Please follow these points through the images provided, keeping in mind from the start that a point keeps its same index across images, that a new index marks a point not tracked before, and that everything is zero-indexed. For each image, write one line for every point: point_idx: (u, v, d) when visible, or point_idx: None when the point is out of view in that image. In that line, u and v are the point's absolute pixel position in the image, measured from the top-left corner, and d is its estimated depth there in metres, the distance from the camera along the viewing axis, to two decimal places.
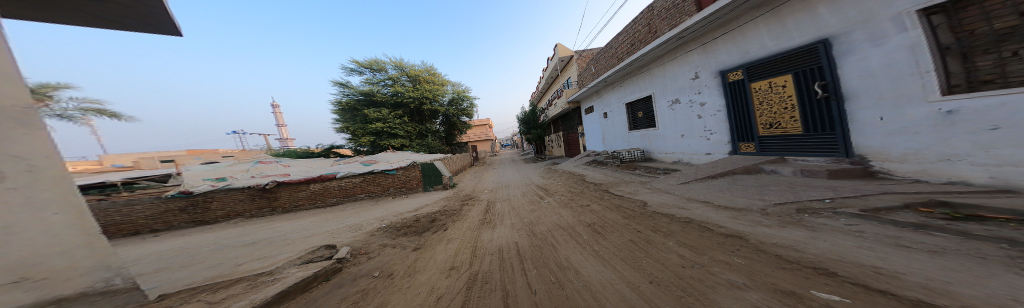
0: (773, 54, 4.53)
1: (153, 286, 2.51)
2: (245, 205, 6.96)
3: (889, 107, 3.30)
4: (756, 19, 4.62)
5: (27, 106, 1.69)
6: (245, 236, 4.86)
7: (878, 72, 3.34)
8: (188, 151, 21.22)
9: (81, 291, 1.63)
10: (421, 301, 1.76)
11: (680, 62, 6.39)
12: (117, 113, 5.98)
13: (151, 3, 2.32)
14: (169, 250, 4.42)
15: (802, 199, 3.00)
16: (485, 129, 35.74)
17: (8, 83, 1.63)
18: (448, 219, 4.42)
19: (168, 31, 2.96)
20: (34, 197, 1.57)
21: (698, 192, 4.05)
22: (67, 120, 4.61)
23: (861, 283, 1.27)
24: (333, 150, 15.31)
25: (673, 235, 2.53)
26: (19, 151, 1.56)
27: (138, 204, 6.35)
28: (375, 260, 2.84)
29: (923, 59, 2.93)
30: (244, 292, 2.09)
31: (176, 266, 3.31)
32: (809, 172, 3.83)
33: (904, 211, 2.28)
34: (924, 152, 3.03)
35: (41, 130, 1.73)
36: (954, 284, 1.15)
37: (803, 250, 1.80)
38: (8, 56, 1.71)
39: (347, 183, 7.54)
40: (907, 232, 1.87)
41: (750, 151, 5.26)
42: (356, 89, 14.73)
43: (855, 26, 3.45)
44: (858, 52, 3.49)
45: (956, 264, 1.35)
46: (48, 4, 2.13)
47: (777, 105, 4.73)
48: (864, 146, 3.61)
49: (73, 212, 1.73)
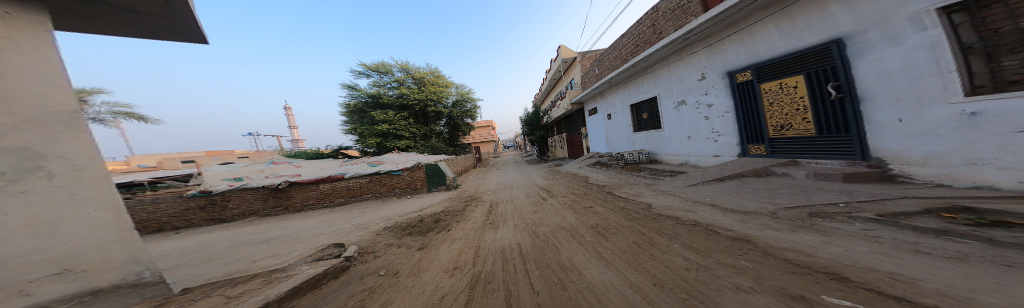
0: (784, 54, 4.42)
1: (177, 280, 2.66)
2: (259, 204, 7.21)
3: (908, 108, 3.17)
4: (764, 19, 4.53)
5: (75, 111, 1.88)
6: (258, 234, 5.05)
7: (895, 73, 3.22)
8: (205, 152, 22.31)
9: (115, 283, 1.81)
10: (424, 300, 1.80)
11: (685, 62, 6.32)
12: (144, 116, 6.37)
13: (182, 14, 2.48)
14: (189, 246, 4.65)
15: (814, 202, 2.91)
16: (487, 131, 36.15)
17: (52, 88, 1.79)
18: (451, 220, 4.47)
19: (195, 40, 3.15)
20: (76, 195, 1.74)
21: (705, 194, 3.97)
22: (100, 123, 4.97)
23: (876, 289, 1.23)
24: (341, 151, 15.81)
25: (678, 237, 2.49)
26: (66, 152, 1.74)
27: (163, 202, 6.69)
28: (380, 259, 2.91)
29: (943, 59, 2.82)
30: (259, 287, 2.18)
31: (196, 262, 3.47)
32: (822, 175, 3.70)
33: (924, 217, 2.18)
34: (947, 156, 2.90)
35: (86, 132, 1.91)
36: (975, 291, 1.11)
37: (814, 254, 1.76)
38: (58, 66, 1.89)
39: (355, 183, 7.73)
40: (927, 238, 1.80)
41: (760, 153, 5.13)
42: (363, 91, 15.12)
43: (870, 26, 3.35)
44: (872, 52, 3.38)
45: (978, 271, 1.29)
46: (94, 18, 2.33)
47: (788, 107, 4.61)
48: (882, 148, 3.47)
49: (111, 209, 1.88)
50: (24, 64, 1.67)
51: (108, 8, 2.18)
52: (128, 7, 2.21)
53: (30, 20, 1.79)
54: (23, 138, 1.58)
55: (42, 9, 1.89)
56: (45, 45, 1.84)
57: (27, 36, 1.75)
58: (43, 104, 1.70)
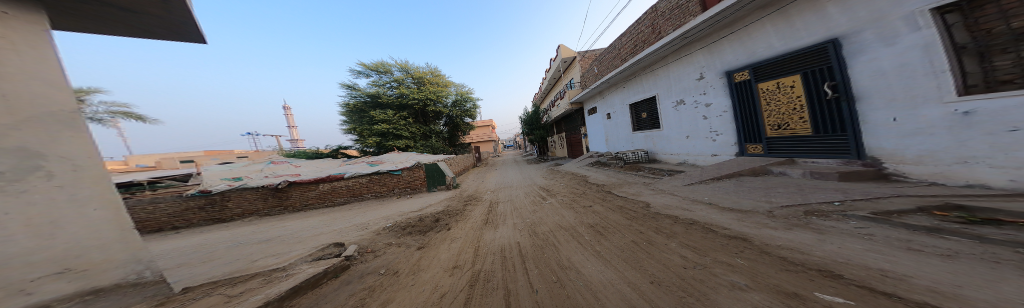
0: (781, 54, 4.44)
1: (178, 279, 2.67)
2: (259, 204, 7.20)
3: (903, 107, 3.20)
4: (762, 19, 4.55)
5: (74, 111, 1.88)
6: (258, 234, 5.06)
7: (890, 72, 3.25)
8: (205, 151, 22.31)
9: (115, 282, 1.82)
10: (424, 299, 1.81)
11: (684, 62, 6.34)
12: (142, 116, 6.35)
13: (181, 14, 2.48)
14: (189, 246, 4.65)
15: (811, 201, 2.94)
16: (487, 130, 36.14)
17: (50, 88, 1.79)
18: (451, 219, 4.49)
19: (195, 39, 3.16)
20: (77, 194, 1.75)
21: (703, 193, 4.00)
22: (98, 123, 4.96)
23: (867, 286, 1.26)
24: (341, 151, 15.83)
25: (676, 236, 2.52)
26: (65, 152, 1.75)
27: (162, 202, 6.69)
28: (380, 258, 2.92)
29: (937, 59, 2.85)
30: (259, 287, 2.19)
31: (197, 261, 3.48)
32: (819, 174, 3.73)
33: (917, 215, 2.21)
34: (940, 155, 2.94)
35: (86, 132, 1.91)
36: (964, 287, 1.13)
37: (809, 252, 1.79)
38: (56, 66, 1.89)
39: (354, 183, 7.74)
40: (918, 236, 1.83)
41: (757, 153, 5.17)
42: (363, 91, 15.08)
43: (865, 26, 3.37)
44: (868, 52, 3.40)
45: (968, 268, 1.32)
46: (93, 18, 2.33)
47: (785, 106, 4.64)
48: (878, 147, 3.50)
49: (112, 207, 1.89)
50: (22, 64, 1.67)
51: (105, 6, 2.17)
52: (125, 6, 2.20)
53: (27, 20, 1.79)
54: (22, 137, 1.58)
55: (38, 8, 1.88)
56: (43, 44, 1.84)
57: (25, 35, 1.75)
58: (42, 104, 1.71)
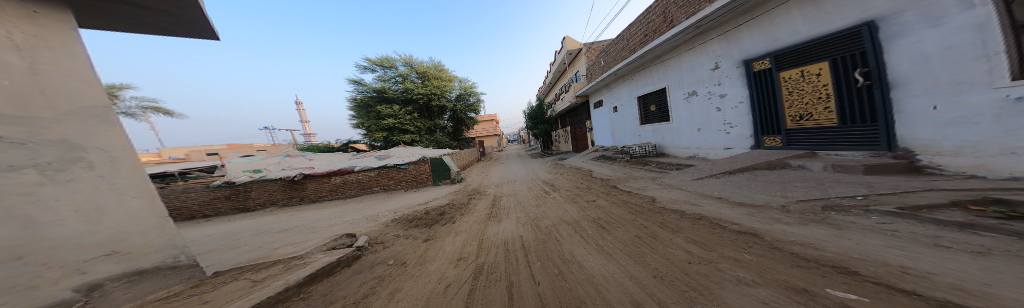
0: (807, 40, 4.15)
1: (211, 263, 2.91)
2: (278, 195, 7.61)
3: (945, 94, 2.93)
4: (787, 2, 4.24)
5: (107, 106, 2.04)
6: (278, 223, 5.37)
7: (933, 57, 2.97)
8: (227, 145, 23.67)
9: (155, 265, 2.02)
10: (430, 289, 1.89)
11: (698, 51, 6.03)
12: (170, 111, 6.76)
13: (192, 11, 2.58)
14: (217, 233, 5.01)
15: (830, 196, 2.78)
16: (492, 125, 36.32)
17: (81, 84, 1.93)
18: (456, 212, 4.59)
19: (206, 35, 3.29)
20: (116, 184, 1.92)
21: (713, 188, 3.87)
22: (130, 117, 5.34)
23: (885, 283, 1.19)
24: (350, 145, 16.37)
25: (682, 231, 2.46)
26: (101, 144, 1.90)
27: (193, 191, 7.19)
28: (389, 249, 3.04)
29: (992, 39, 2.59)
30: (280, 273, 2.34)
31: (225, 248, 3.76)
32: (842, 167, 3.50)
33: (949, 210, 2.05)
34: (983, 145, 2.69)
35: (117, 126, 2.07)
36: (993, 285, 1.05)
37: (824, 248, 1.70)
38: (86, 63, 2.05)
39: (364, 176, 7.99)
40: (948, 232, 1.70)
41: (775, 145, 4.93)
42: (369, 86, 15.34)
43: (908, 6, 3.08)
44: (908, 35, 3.12)
45: (1001, 265, 1.22)
46: (112, 14, 2.46)
47: (809, 95, 4.37)
48: (911, 138, 3.25)
49: (147, 196, 2.07)
50: (55, 61, 1.82)
51: (121, 4, 2.28)
52: (138, 3, 2.31)
53: (58, 19, 1.94)
54: (62, 131, 1.74)
55: (65, 7, 2.01)
56: (72, 42, 1.98)
57: (56, 34, 1.89)
58: (77, 99, 1.86)
